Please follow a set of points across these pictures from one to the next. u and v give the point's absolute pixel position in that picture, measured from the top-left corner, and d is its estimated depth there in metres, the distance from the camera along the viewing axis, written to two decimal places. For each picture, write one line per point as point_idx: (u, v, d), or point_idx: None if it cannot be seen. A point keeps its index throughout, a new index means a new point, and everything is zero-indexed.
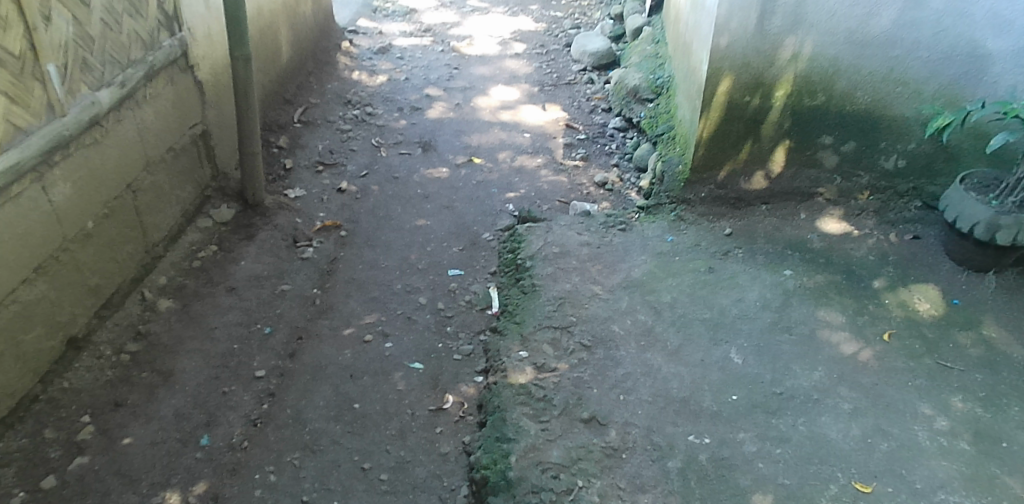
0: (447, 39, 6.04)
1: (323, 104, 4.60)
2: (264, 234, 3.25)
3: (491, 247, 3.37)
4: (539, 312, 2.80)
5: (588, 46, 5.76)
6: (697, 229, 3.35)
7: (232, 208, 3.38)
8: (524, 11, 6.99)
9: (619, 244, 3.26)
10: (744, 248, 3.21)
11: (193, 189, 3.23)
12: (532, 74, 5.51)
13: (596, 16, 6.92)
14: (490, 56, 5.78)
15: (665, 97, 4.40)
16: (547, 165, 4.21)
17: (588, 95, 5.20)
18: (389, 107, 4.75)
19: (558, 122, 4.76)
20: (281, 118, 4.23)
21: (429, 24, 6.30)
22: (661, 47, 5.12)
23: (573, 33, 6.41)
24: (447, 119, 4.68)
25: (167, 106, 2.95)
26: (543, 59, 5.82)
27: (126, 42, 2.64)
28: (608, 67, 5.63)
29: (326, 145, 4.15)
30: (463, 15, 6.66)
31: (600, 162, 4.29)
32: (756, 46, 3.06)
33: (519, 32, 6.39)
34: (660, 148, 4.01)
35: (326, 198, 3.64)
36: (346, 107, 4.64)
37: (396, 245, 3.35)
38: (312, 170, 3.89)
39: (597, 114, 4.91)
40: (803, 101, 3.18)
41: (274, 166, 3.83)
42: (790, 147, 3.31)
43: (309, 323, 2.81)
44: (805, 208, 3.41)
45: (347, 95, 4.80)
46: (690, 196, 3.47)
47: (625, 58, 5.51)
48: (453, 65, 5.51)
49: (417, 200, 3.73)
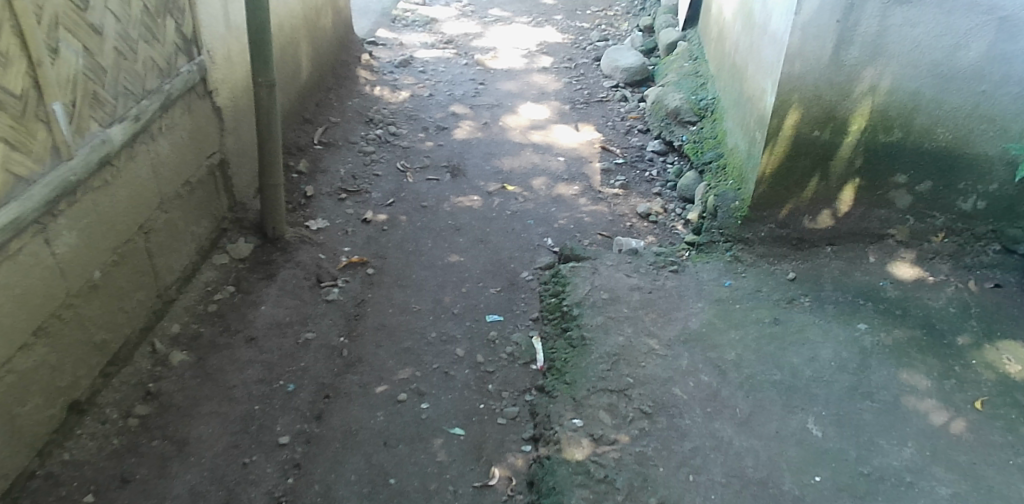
0: (471, 51, 5.77)
1: (344, 123, 4.34)
2: (285, 273, 2.99)
3: (531, 289, 3.10)
4: (591, 371, 2.52)
5: (620, 61, 5.49)
6: (756, 272, 3.09)
7: (250, 242, 3.12)
8: (549, 21, 6.72)
9: (672, 288, 2.99)
10: (812, 295, 2.95)
11: (208, 223, 2.98)
12: (561, 90, 5.24)
13: (624, 28, 6.66)
14: (517, 71, 5.51)
15: (711, 122, 4.13)
16: (584, 193, 3.94)
17: (622, 114, 4.93)
18: (413, 126, 4.49)
19: (593, 144, 4.49)
20: (301, 139, 3.97)
21: (451, 35, 6.04)
22: (701, 65, 4.86)
23: (602, 46, 6.14)
24: (475, 139, 4.41)
25: (183, 136, 2.70)
26: (572, 74, 5.55)
27: (141, 70, 2.39)
28: (641, 84, 5.35)
29: (349, 170, 3.89)
30: (486, 25, 6.39)
31: (641, 190, 4.02)
32: (830, 78, 2.80)
33: (545, 44, 6.11)
34: (710, 178, 3.74)
35: (351, 230, 3.38)
36: (368, 126, 4.37)
37: (429, 285, 3.08)
38: (335, 198, 3.62)
39: (634, 135, 4.64)
40: (878, 137, 2.92)
41: (294, 193, 3.58)
42: (860, 186, 3.05)
43: (336, 379, 2.53)
44: (874, 250, 3.14)
45: (369, 112, 4.54)
46: (748, 235, 3.20)
47: (661, 75, 5.24)
48: (478, 80, 5.24)
49: (448, 233, 3.46)
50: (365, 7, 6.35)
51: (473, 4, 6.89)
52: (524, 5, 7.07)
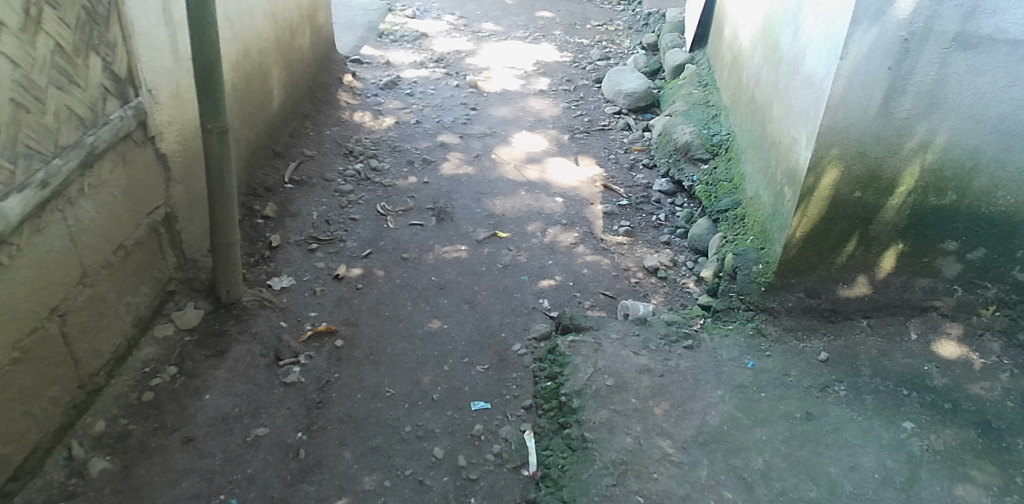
0: (463, 70, 5.37)
1: (320, 157, 3.93)
2: (238, 349, 2.58)
3: (523, 366, 2.69)
4: (593, 487, 2.12)
5: (624, 85, 5.08)
6: (783, 351, 2.69)
7: (201, 308, 2.70)
8: (547, 36, 6.32)
9: (688, 370, 2.59)
10: (847, 382, 2.55)
11: (150, 289, 2.56)
12: (560, 117, 4.84)
13: (626, 46, 6.26)
14: (512, 94, 5.10)
15: (727, 162, 3.73)
16: (583, 240, 3.52)
17: (626, 145, 4.52)
18: (396, 160, 4.07)
19: (594, 182, 4.07)
20: (270, 177, 3.55)
21: (442, 53, 5.63)
22: (712, 93, 4.46)
23: (603, 66, 5.73)
24: (463, 175, 3.99)
25: (115, 195, 2.27)
26: (572, 98, 5.14)
27: (53, 123, 1.96)
28: (645, 110, 4.95)
29: (321, 213, 3.47)
30: (479, 41, 5.99)
31: (648, 237, 3.62)
32: (877, 132, 2.41)
33: (543, 63, 5.71)
34: (727, 229, 3.33)
35: (319, 290, 2.96)
36: (347, 160, 3.96)
37: (406, 362, 2.66)
38: (304, 248, 3.21)
39: (638, 171, 4.22)
40: (928, 200, 2.52)
41: (257, 243, 3.16)
42: (903, 252, 2.64)
43: (288, 491, 2.13)
44: (917, 324, 2.73)
45: (349, 143, 4.14)
46: (774, 304, 2.80)
47: (668, 103, 4.82)
48: (470, 104, 4.84)
49: (430, 292, 3.04)
50: (351, 20, 5.95)
51: (467, 18, 6.49)
52: (521, 19, 6.67)
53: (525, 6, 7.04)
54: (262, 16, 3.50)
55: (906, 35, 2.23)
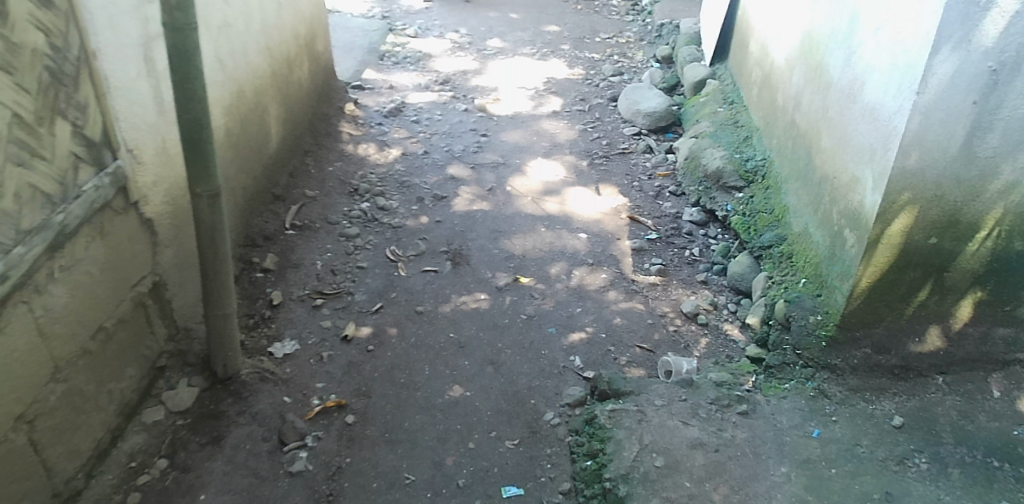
0: (470, 92, 5.09)
1: (323, 197, 3.64)
2: (237, 435, 2.29)
3: (558, 440, 2.39)
4: None
5: (642, 103, 4.78)
6: (851, 416, 2.39)
7: (195, 386, 2.42)
8: (555, 52, 6.04)
9: (746, 443, 2.28)
10: (928, 452, 2.24)
11: (138, 370, 2.28)
12: (576, 141, 4.54)
13: (639, 59, 5.97)
14: (523, 117, 4.81)
15: (765, 192, 3.44)
16: (613, 283, 3.22)
17: (649, 170, 4.23)
18: (405, 197, 3.78)
19: (619, 213, 3.76)
20: (269, 224, 3.27)
21: (447, 74, 5.35)
22: (740, 113, 4.17)
23: (616, 82, 5.44)
24: (477, 211, 3.70)
25: (92, 273, 1.99)
26: (587, 118, 4.85)
27: (12, 205, 1.68)
28: (666, 131, 4.65)
29: (326, 262, 3.18)
30: (485, 59, 5.71)
31: (683, 276, 3.32)
32: (958, 174, 2.12)
33: (553, 81, 5.41)
34: (772, 269, 3.04)
35: (326, 355, 2.66)
36: (352, 200, 3.67)
37: (426, 439, 2.37)
38: (308, 304, 2.92)
39: (665, 199, 3.92)
40: (1013, 245, 2.23)
41: (257, 301, 2.87)
42: (982, 299, 2.34)
43: None
44: (1000, 378, 2.41)
45: (354, 180, 3.86)
46: (836, 361, 2.52)
47: (690, 122, 4.53)
48: (480, 130, 4.57)
49: (449, 352, 2.75)
50: (350, 42, 5.67)
51: (471, 35, 6.21)
52: (527, 34, 6.38)
53: (530, 20, 6.76)
54: (256, 51, 3.23)
55: (994, 65, 1.96)
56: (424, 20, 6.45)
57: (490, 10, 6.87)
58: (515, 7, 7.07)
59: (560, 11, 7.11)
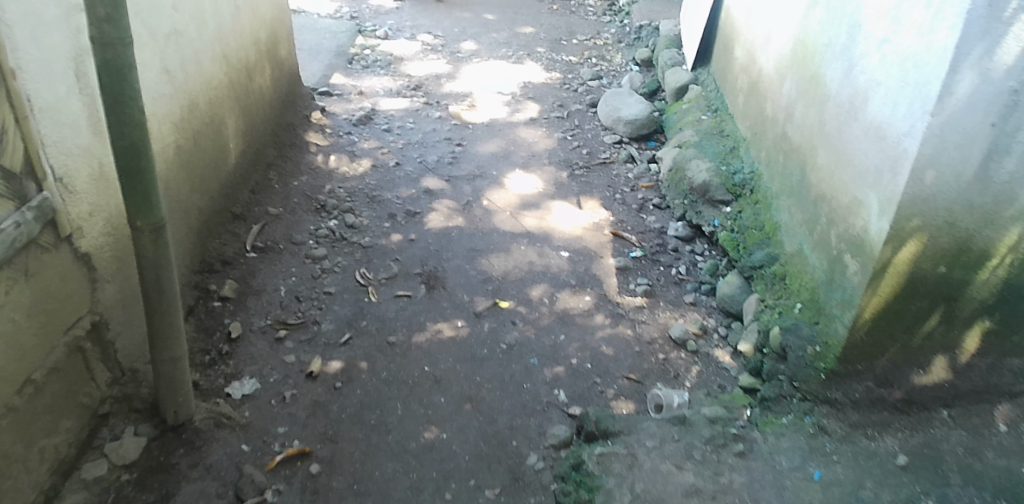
0: (443, 98, 4.87)
1: (287, 215, 3.41)
2: (188, 491, 2.08)
3: (542, 488, 2.21)
4: None
5: (623, 110, 4.61)
6: (855, 455, 2.21)
7: (142, 436, 2.20)
8: (532, 54, 5.84)
9: (744, 487, 2.11)
10: (936, 494, 2.07)
11: (75, 422, 2.06)
12: (555, 150, 4.36)
13: (617, 62, 5.79)
14: (499, 124, 4.61)
15: (753, 207, 3.28)
16: (597, 306, 3.04)
17: (631, 181, 4.05)
18: (375, 213, 3.57)
19: (602, 229, 3.57)
20: (228, 246, 3.05)
21: (419, 79, 5.13)
22: (725, 121, 4.01)
23: (595, 87, 5.26)
24: (452, 228, 3.50)
25: (13, 320, 1.77)
26: (565, 126, 4.67)
27: None
28: (648, 139, 4.48)
29: (290, 287, 2.96)
30: (459, 63, 5.50)
31: (670, 297, 3.15)
32: (972, 199, 1.97)
33: (530, 85, 5.22)
34: (764, 291, 2.88)
35: (290, 395, 2.45)
36: (318, 217, 3.46)
37: (398, 490, 2.17)
38: (270, 336, 2.70)
39: (649, 213, 3.75)
40: None
41: (213, 335, 2.66)
42: (990, 330, 2.20)
43: None
44: (1006, 411, 2.29)
45: (321, 196, 3.63)
46: (837, 394, 2.34)
47: (673, 130, 4.36)
48: (454, 140, 4.36)
49: (423, 388, 2.55)
50: (317, 45, 5.43)
51: (444, 37, 5.99)
52: (502, 36, 6.18)
53: (505, 21, 6.55)
54: (211, 60, 2.99)
55: (1015, 85, 1.81)
56: (394, 21, 6.21)
57: (464, 10, 6.66)
58: (490, 7, 6.86)
59: (535, 11, 6.91)
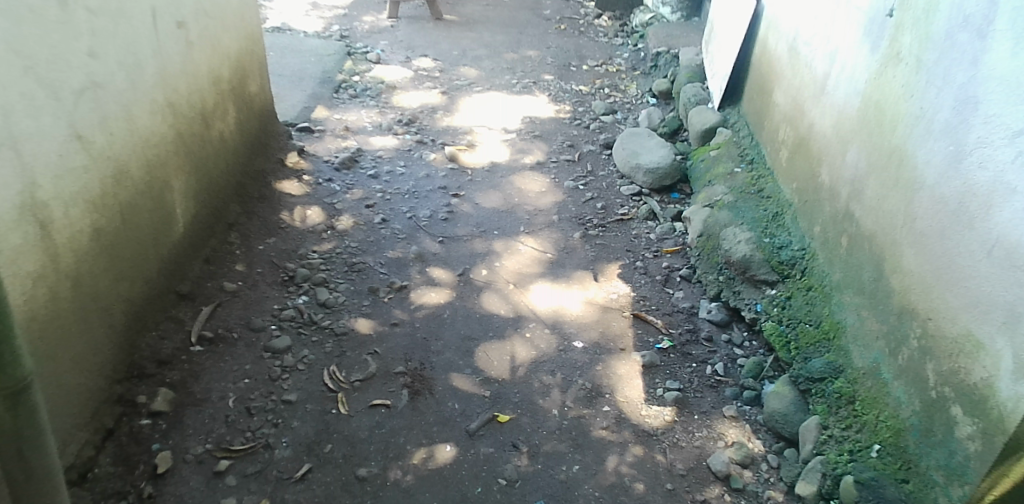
0: (439, 136, 4.33)
1: (247, 290, 2.86)
2: None
3: None
4: None
5: (642, 156, 4.05)
6: None
7: None
8: (538, 82, 5.29)
9: None
10: None
11: None
12: (565, 203, 3.80)
13: (632, 93, 5.24)
14: (502, 169, 4.06)
15: (806, 294, 2.74)
16: (618, 421, 2.48)
17: (654, 245, 3.50)
18: (353, 286, 3.01)
19: (621, 310, 3.02)
20: (167, 340, 2.52)
21: (413, 112, 4.58)
22: (763, 176, 3.46)
23: (609, 124, 4.71)
24: (445, 308, 2.94)
25: None
26: (577, 172, 4.11)
27: None
28: (672, 190, 3.92)
29: (240, 394, 2.41)
30: (458, 93, 4.95)
31: (707, 406, 2.59)
32: None
33: (536, 121, 4.67)
34: (826, 414, 2.34)
35: None
36: (284, 292, 2.90)
37: None
38: (208, 471, 2.16)
39: (675, 287, 3.20)
40: None
41: (136, 469, 2.12)
42: None
43: None
44: None
45: (290, 263, 3.07)
46: None
47: (700, 182, 3.81)
48: (450, 189, 3.81)
49: None
50: (299, 69, 4.87)
51: (442, 61, 5.44)
52: (505, 60, 5.63)
53: (509, 42, 6.00)
54: (149, 112, 2.47)
55: None
56: (388, 41, 5.66)
57: (464, 30, 6.10)
58: (492, 26, 6.30)
59: (541, 31, 6.36)
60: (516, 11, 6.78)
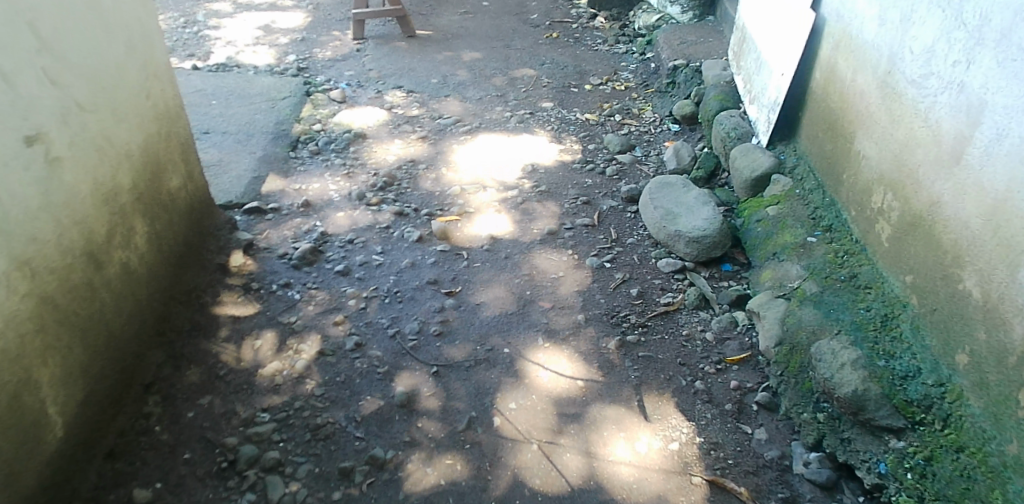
0: (424, 203, 3.49)
1: (167, 496, 2.03)
2: None
3: None
4: None
5: (681, 218, 3.21)
6: None
7: None
8: (536, 113, 4.42)
9: None
10: None
11: None
12: (590, 291, 2.96)
13: (649, 118, 4.39)
14: (505, 246, 3.22)
15: (954, 457, 1.98)
16: None
17: (713, 350, 2.67)
18: (318, 466, 2.18)
19: (689, 473, 2.21)
20: None
21: (389, 171, 3.74)
22: (853, 255, 2.64)
23: (629, 167, 3.87)
24: (447, 493, 2.13)
25: None
26: (599, 241, 3.27)
27: None
28: (722, 262, 3.10)
29: None
30: (442, 137, 4.11)
31: None
32: None
33: (540, 169, 3.84)
34: None
35: None
36: (221, 491, 2.07)
37: None
38: None
39: (754, 421, 2.39)
40: None
41: None
42: None
43: None
44: None
45: (229, 435, 2.23)
46: None
47: (761, 251, 3.01)
48: (443, 282, 2.98)
49: None
50: (248, 121, 3.97)
51: (419, 92, 4.57)
52: (494, 84, 4.75)
53: (496, 59, 5.12)
54: None
55: None
56: (353, 71, 4.78)
57: (442, 48, 5.21)
58: (474, 40, 5.42)
59: (530, 42, 5.47)
60: (500, 19, 5.90)
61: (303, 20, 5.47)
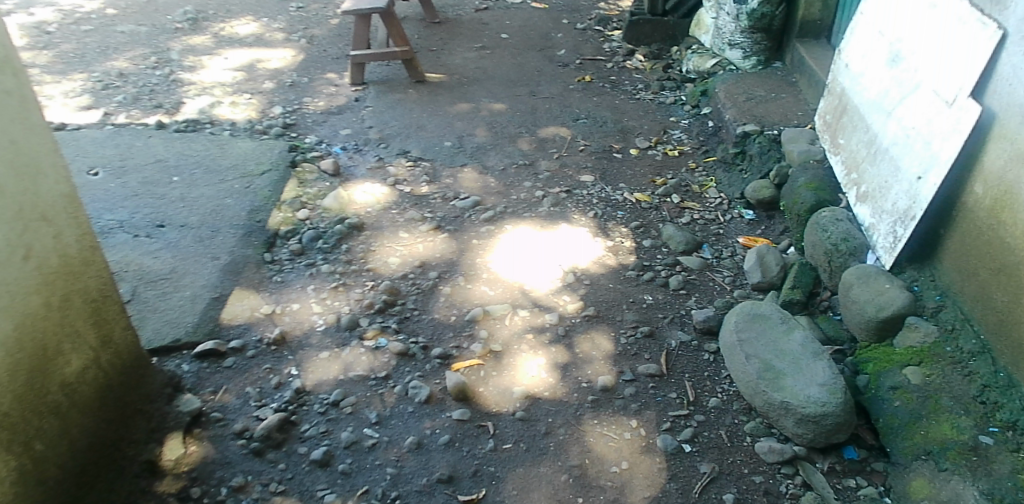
0: (434, 334, 2.64)
1: None
2: None
3: None
4: None
5: (787, 378, 2.34)
6: None
7: None
8: (574, 190, 3.56)
9: None
10: None
11: None
12: (667, 497, 2.11)
13: (715, 199, 3.53)
14: (545, 411, 2.37)
15: None
16: None
17: None
18: None
19: None
20: None
21: (392, 279, 2.88)
22: None
23: (698, 276, 3.01)
24: None
25: None
26: (672, 404, 2.42)
27: None
28: (845, 446, 2.25)
29: None
30: (458, 225, 3.24)
31: None
32: None
33: (585, 279, 2.95)
34: None
35: None
36: None
37: None
38: None
39: None
40: None
41: None
42: None
43: None
44: None
45: None
46: None
47: (904, 440, 2.18)
48: (459, 480, 2.13)
49: None
50: (215, 207, 3.16)
51: (429, 160, 3.73)
52: (521, 148, 3.91)
53: (521, 112, 4.28)
54: None
55: None
56: (350, 129, 3.94)
57: (456, 97, 4.37)
58: (493, 85, 4.57)
59: (560, 88, 4.63)
60: (522, 56, 5.06)
61: (293, 59, 4.65)
